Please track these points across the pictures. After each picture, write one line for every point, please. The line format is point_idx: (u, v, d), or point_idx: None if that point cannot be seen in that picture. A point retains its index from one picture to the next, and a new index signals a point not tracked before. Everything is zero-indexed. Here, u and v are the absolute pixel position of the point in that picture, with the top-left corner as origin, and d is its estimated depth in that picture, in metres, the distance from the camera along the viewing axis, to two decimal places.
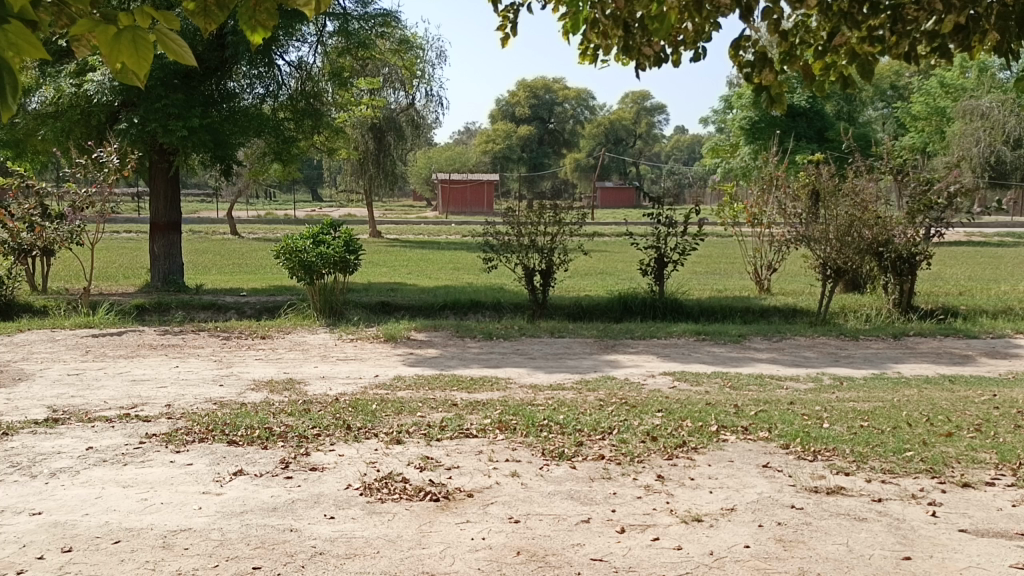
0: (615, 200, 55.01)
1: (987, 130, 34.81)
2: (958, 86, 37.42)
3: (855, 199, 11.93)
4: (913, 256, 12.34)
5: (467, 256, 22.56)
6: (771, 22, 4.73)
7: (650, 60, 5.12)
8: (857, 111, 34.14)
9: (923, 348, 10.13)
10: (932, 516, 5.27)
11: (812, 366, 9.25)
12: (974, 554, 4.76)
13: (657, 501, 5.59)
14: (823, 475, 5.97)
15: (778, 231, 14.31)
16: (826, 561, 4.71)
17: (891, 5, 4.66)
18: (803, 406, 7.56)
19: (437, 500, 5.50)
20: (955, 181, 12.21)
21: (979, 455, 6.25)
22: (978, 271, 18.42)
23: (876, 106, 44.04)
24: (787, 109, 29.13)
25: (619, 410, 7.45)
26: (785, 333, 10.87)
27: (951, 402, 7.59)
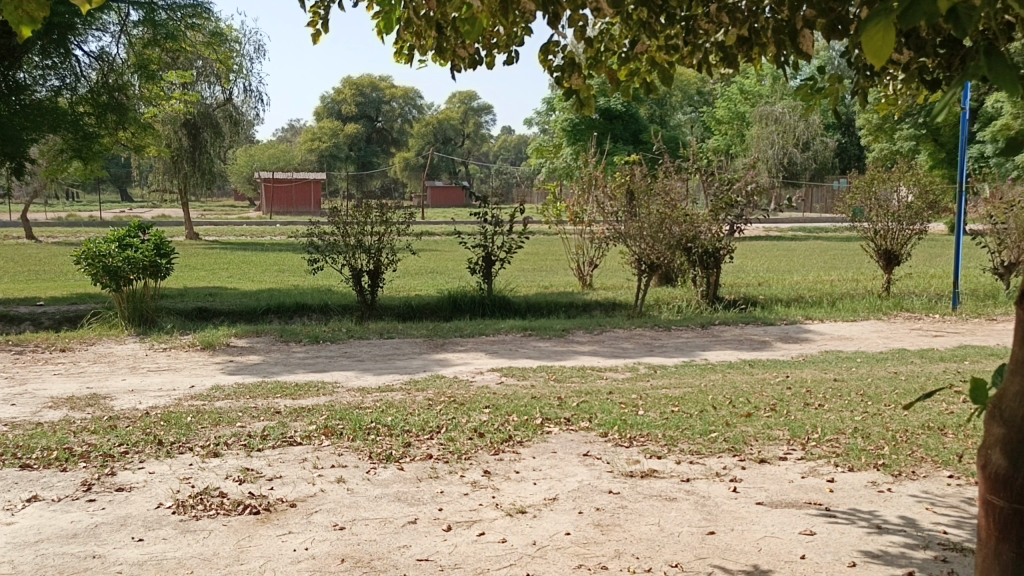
0: (446, 200, 55.43)
1: (780, 133, 38.72)
2: (755, 93, 40.83)
3: (665, 198, 12.69)
4: (717, 250, 13.29)
5: (291, 257, 21.94)
6: (577, 28, 4.92)
7: (465, 60, 5.22)
8: (668, 114, 36.34)
9: (727, 336, 10.93)
10: (734, 492, 5.69)
11: (629, 357, 9.73)
12: (768, 525, 5.19)
13: (483, 496, 5.68)
14: (638, 460, 6.31)
15: (598, 229, 14.92)
16: (639, 542, 4.97)
17: (685, 16, 4.96)
18: (620, 395, 7.95)
19: (257, 513, 5.30)
20: (753, 180, 13.23)
21: (773, 432, 6.82)
22: (775, 263, 20.08)
23: (685, 110, 47.08)
24: (604, 112, 30.53)
25: (447, 409, 7.50)
26: (605, 326, 11.37)
27: (750, 384, 8.25)
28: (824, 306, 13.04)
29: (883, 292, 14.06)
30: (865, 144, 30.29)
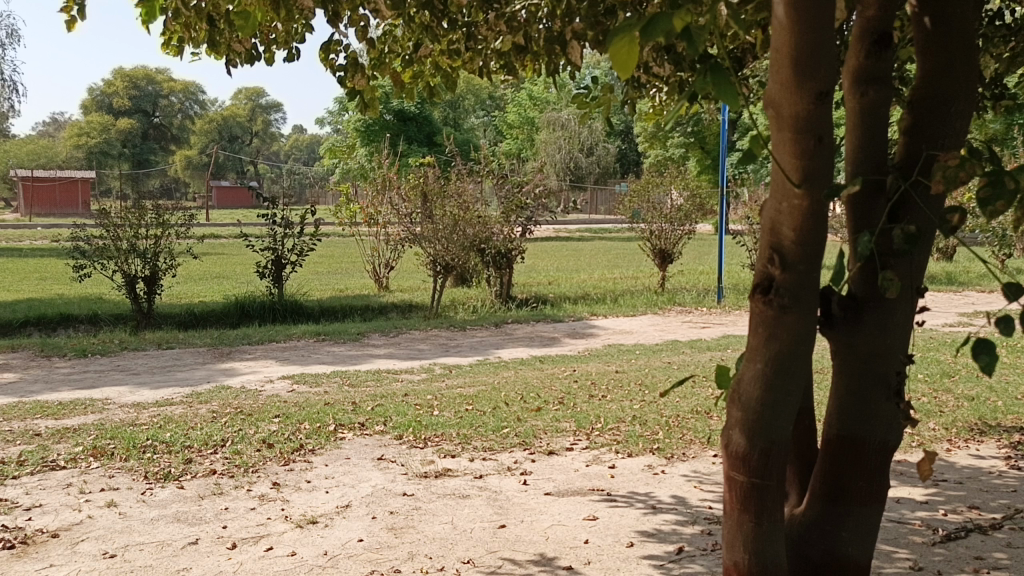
0: (234, 201, 52.84)
1: (566, 139, 40.99)
2: (543, 99, 42.51)
3: (459, 199, 13.08)
4: (509, 251, 13.69)
5: (55, 264, 19.98)
6: (358, 28, 4.87)
7: (241, 54, 5.01)
8: (460, 118, 36.97)
9: (519, 333, 11.28)
10: (523, 485, 5.89)
11: (425, 358, 9.78)
12: (556, 513, 5.41)
13: (272, 509, 5.47)
14: (432, 460, 6.35)
15: (393, 231, 14.85)
16: (432, 542, 5.00)
17: (467, 22, 5.08)
18: (416, 396, 7.96)
19: (12, 548, 4.78)
20: (541, 184, 13.74)
21: (561, 424, 7.13)
22: (563, 262, 21.13)
23: (478, 114, 48.07)
24: (397, 113, 30.49)
25: (233, 420, 7.14)
26: (401, 328, 11.35)
27: (540, 379, 8.58)
28: (608, 302, 13.80)
29: (659, 289, 15.13)
30: (643, 150, 32.49)
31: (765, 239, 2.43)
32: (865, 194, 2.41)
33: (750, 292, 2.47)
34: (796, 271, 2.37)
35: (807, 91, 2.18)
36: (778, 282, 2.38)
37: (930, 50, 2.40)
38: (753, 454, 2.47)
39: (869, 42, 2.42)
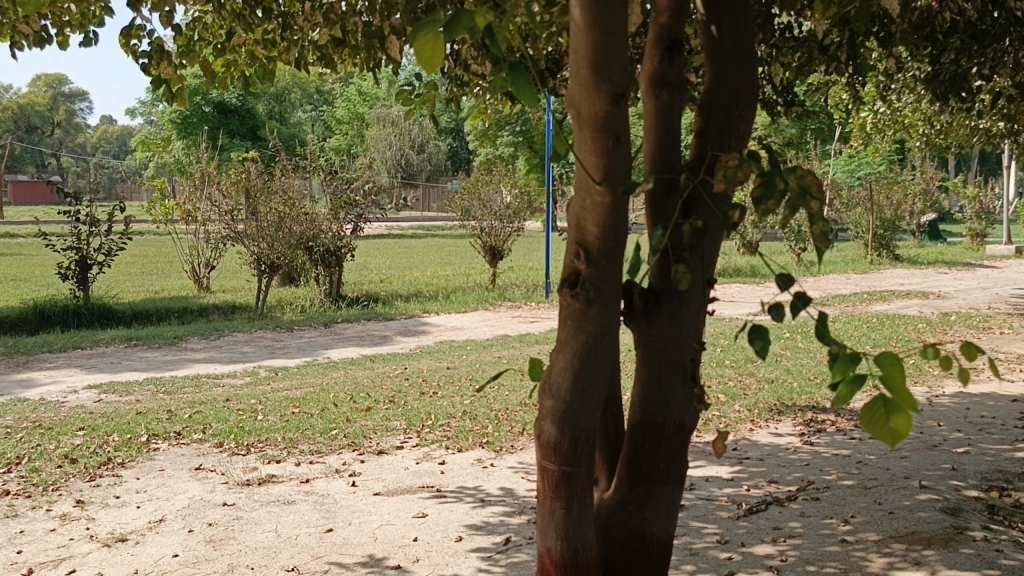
0: (32, 196, 48.37)
1: (396, 135, 40.59)
2: (373, 95, 41.96)
3: (284, 195, 12.71)
4: (338, 249, 13.41)
5: None
6: (162, 13, 4.58)
7: (28, 37, 4.60)
8: (285, 112, 35.73)
9: (349, 333, 11.08)
10: (352, 486, 5.79)
11: (249, 361, 9.39)
12: (384, 513, 5.36)
13: (76, 529, 5.06)
14: (255, 467, 6.10)
15: (213, 228, 14.14)
16: (254, 552, 4.80)
17: (281, 12, 4.93)
18: (238, 401, 7.63)
19: None
20: (370, 180, 13.54)
21: (391, 423, 7.06)
22: (395, 259, 21.00)
23: (305, 108, 46.70)
24: (218, 105, 29.05)
25: (30, 436, 6.54)
26: (223, 330, 10.84)
27: (370, 379, 8.47)
28: (440, 299, 13.85)
29: (490, 284, 15.35)
30: (473, 147, 32.83)
31: (571, 236, 2.51)
32: (660, 192, 2.54)
33: (558, 286, 2.53)
34: (600, 265, 2.45)
35: (603, 92, 2.26)
36: (584, 276, 2.46)
37: (716, 57, 2.56)
38: (563, 442, 2.54)
39: (661, 48, 2.56)
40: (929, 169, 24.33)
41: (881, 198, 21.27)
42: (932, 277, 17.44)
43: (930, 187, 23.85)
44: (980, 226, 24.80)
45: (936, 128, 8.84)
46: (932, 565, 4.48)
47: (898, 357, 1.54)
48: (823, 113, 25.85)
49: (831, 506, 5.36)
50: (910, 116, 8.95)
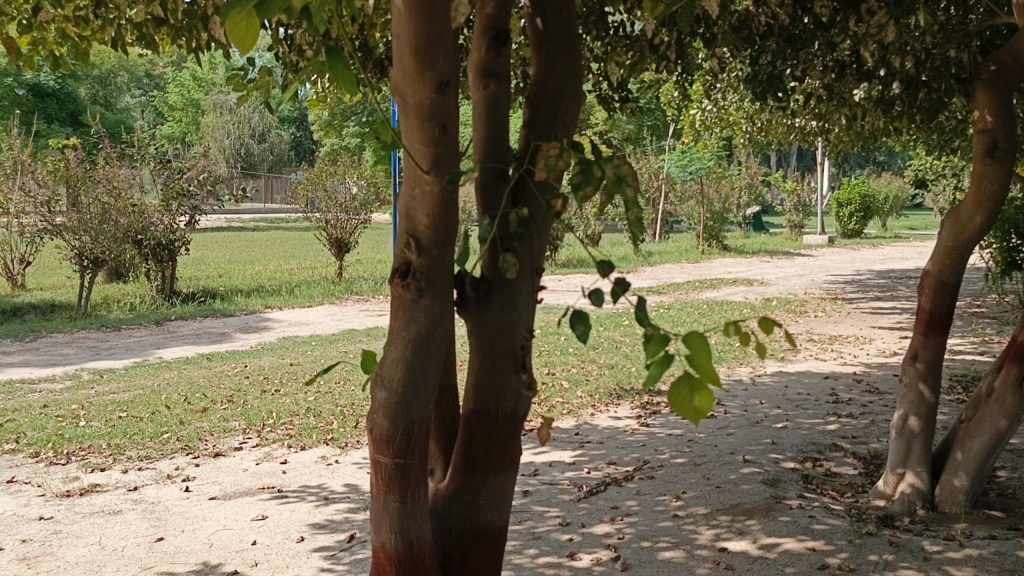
0: None
1: (235, 123, 38.85)
2: (209, 81, 39.97)
3: (108, 185, 11.97)
4: (172, 243, 12.72)
5: None
6: None
7: None
8: (111, 96, 33.44)
9: (184, 331, 10.53)
10: (185, 492, 5.50)
11: (70, 363, 8.72)
12: (221, 518, 5.13)
13: None
14: (76, 476, 5.68)
15: (27, 222, 13.03)
16: (75, 567, 4.47)
17: None
18: (57, 407, 7.07)
19: None
20: (205, 169, 12.94)
21: (229, 424, 6.77)
22: (236, 253, 20.16)
23: (134, 93, 43.88)
24: (32, 87, 26.76)
25: None
26: (41, 332, 10.01)
27: (207, 378, 8.09)
28: (282, 293, 13.41)
29: (336, 278, 15.02)
30: (317, 138, 32.03)
31: (400, 225, 2.46)
32: (489, 181, 2.55)
33: (389, 277, 2.48)
34: (431, 255, 2.43)
35: (428, 79, 2.25)
36: (414, 266, 2.42)
37: (543, 48, 2.60)
38: (396, 435, 2.50)
39: (488, 38, 2.56)
40: (754, 164, 26.02)
41: (711, 191, 22.54)
42: (757, 265, 18.69)
43: (754, 181, 25.50)
44: (798, 217, 26.80)
45: (757, 125, 9.45)
46: (753, 534, 4.81)
47: (703, 336, 1.62)
48: (658, 110, 27.06)
49: (665, 483, 5.64)
50: (734, 114, 9.51)
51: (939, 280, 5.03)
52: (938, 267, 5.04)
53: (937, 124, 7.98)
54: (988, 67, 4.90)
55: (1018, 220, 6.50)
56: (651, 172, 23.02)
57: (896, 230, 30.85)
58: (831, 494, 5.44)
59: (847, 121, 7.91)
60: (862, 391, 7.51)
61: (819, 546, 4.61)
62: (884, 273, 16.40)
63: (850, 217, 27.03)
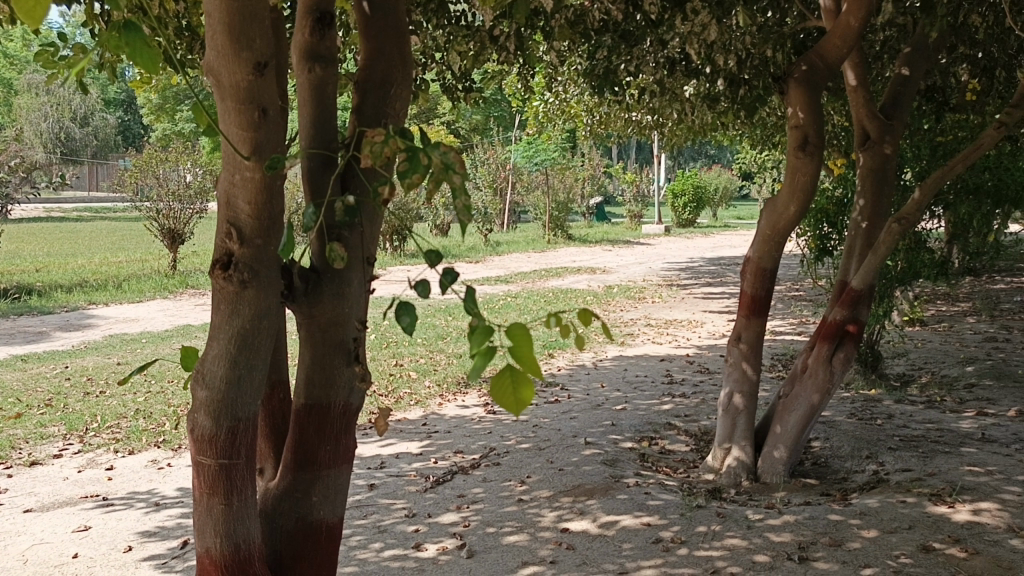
0: None
1: (53, 104, 35.83)
2: (21, 58, 36.64)
3: None
4: None
5: None
6: None
7: None
8: None
9: None
10: None
11: None
12: (37, 532, 4.73)
13: None
14: None
15: None
16: None
17: None
18: None
19: None
20: (16, 155, 12.09)
21: (47, 430, 6.26)
22: (56, 246, 18.64)
23: None
24: None
25: None
26: None
27: (22, 381, 7.44)
28: (109, 288, 12.54)
29: (169, 271, 14.21)
30: (146, 123, 30.17)
31: (220, 214, 2.33)
32: (316, 168, 2.46)
33: (209, 269, 2.35)
34: (254, 245, 2.31)
35: (244, 60, 2.15)
36: (236, 257, 2.30)
37: (370, 33, 2.55)
38: (220, 435, 2.37)
39: (312, 20, 2.48)
40: (596, 156, 26.88)
41: (555, 182, 23.10)
42: (599, 254, 19.33)
43: (596, 173, 26.35)
44: (637, 208, 27.97)
45: (596, 119, 9.74)
46: (593, 513, 4.97)
47: (527, 327, 1.56)
48: (504, 101, 27.43)
49: (510, 469, 5.73)
50: (574, 106, 9.74)
51: (759, 267, 5.38)
52: (758, 254, 5.38)
53: (759, 120, 8.51)
54: (799, 66, 5.24)
55: (828, 210, 7.04)
56: (498, 163, 23.30)
57: (726, 220, 32.86)
58: (665, 471, 5.72)
59: (678, 116, 8.31)
60: (694, 372, 7.93)
61: (653, 521, 4.83)
62: (714, 261, 17.40)
63: (684, 208, 28.51)
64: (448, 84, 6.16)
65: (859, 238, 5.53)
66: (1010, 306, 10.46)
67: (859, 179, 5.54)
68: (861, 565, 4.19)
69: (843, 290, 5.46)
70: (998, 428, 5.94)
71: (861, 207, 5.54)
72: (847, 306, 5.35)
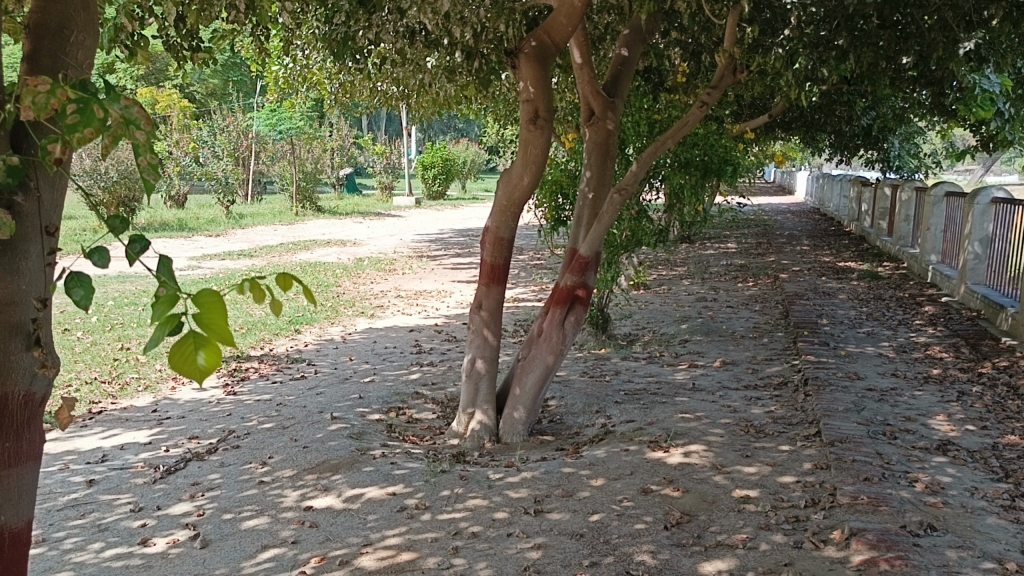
0: None
1: None
2: None
3: None
4: None
5: None
6: None
7: None
8: None
9: None
10: None
11: None
12: None
13: None
14: None
15: None
16: None
17: None
18: None
19: None
20: None
21: None
22: None
23: None
24: None
25: None
26: None
27: None
28: None
29: None
30: None
31: None
32: None
33: None
34: None
35: None
36: None
37: None
38: None
39: None
40: (343, 127, 26.36)
41: (302, 151, 22.36)
42: (349, 226, 19.02)
43: (344, 144, 25.85)
44: (388, 179, 27.89)
45: (338, 88, 9.50)
46: (337, 488, 4.89)
47: (216, 290, 1.41)
48: (244, 66, 26.02)
49: (250, 451, 5.48)
50: (316, 74, 9.40)
51: (497, 236, 5.54)
52: (496, 224, 5.55)
53: (498, 94, 8.74)
54: (530, 42, 5.43)
55: (562, 183, 7.43)
56: (238, 130, 22.08)
57: (474, 193, 33.79)
58: (411, 439, 5.77)
59: (420, 87, 8.33)
60: (442, 340, 8.06)
61: (398, 490, 4.85)
62: (463, 232, 17.83)
63: (434, 179, 28.84)
64: (172, 41, 5.65)
65: (587, 208, 5.91)
66: (718, 269, 11.76)
67: (587, 152, 5.89)
68: (589, 512, 4.50)
69: (573, 257, 5.79)
70: (706, 378, 6.65)
71: (588, 177, 5.90)
72: (577, 272, 5.68)
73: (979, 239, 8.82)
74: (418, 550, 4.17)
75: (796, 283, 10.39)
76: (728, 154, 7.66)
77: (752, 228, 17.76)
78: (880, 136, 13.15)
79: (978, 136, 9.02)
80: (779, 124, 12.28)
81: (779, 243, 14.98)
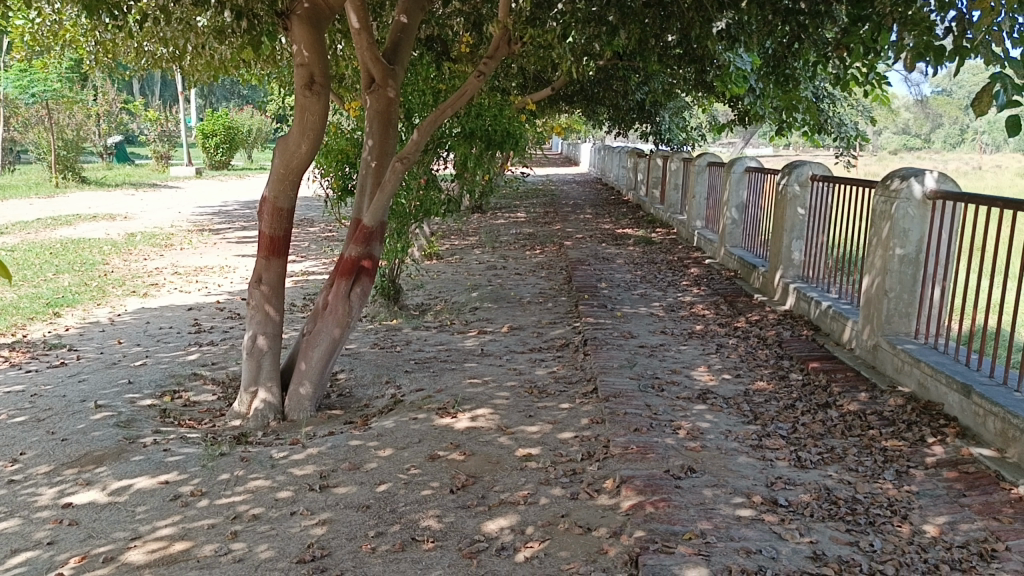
0: None
1: None
2: None
3: None
4: None
5: None
6: None
7: None
8: None
9: None
10: None
11: None
12: None
13: None
14: None
15: None
16: None
17: None
18: None
19: None
20: None
21: None
22: None
23: None
24: None
25: None
26: None
27: None
28: None
29: None
30: None
31: None
32: None
33: None
34: None
35: None
36: None
37: None
38: None
39: None
40: (109, 90, 24.19)
41: (61, 117, 20.26)
42: (119, 199, 17.51)
43: (111, 109, 23.74)
44: (163, 148, 25.95)
45: (98, 47, 8.68)
46: (102, 481, 4.53)
47: None
48: None
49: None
50: (71, 29, 8.55)
51: (276, 207, 5.32)
52: (274, 194, 5.32)
53: (278, 56, 8.34)
54: (302, 4, 5.21)
55: (348, 152, 7.26)
56: None
57: (263, 163, 32.31)
58: (189, 423, 5.45)
59: (190, 47, 7.77)
60: (224, 318, 7.67)
61: (171, 478, 4.56)
62: (249, 204, 17.00)
63: (216, 148, 27.25)
64: None
65: (370, 177, 5.82)
66: (507, 238, 12.05)
67: (368, 120, 5.77)
68: (376, 482, 4.48)
69: (357, 227, 5.69)
70: (494, 343, 6.82)
71: (370, 146, 5.80)
72: (361, 243, 5.58)
73: (736, 205, 9.66)
74: (193, 538, 3.95)
75: (579, 250, 10.88)
76: (510, 125, 7.81)
77: (541, 197, 18.33)
78: (654, 110, 14.01)
79: (736, 111, 9.83)
80: (563, 96, 12.72)
81: (565, 212, 15.58)
